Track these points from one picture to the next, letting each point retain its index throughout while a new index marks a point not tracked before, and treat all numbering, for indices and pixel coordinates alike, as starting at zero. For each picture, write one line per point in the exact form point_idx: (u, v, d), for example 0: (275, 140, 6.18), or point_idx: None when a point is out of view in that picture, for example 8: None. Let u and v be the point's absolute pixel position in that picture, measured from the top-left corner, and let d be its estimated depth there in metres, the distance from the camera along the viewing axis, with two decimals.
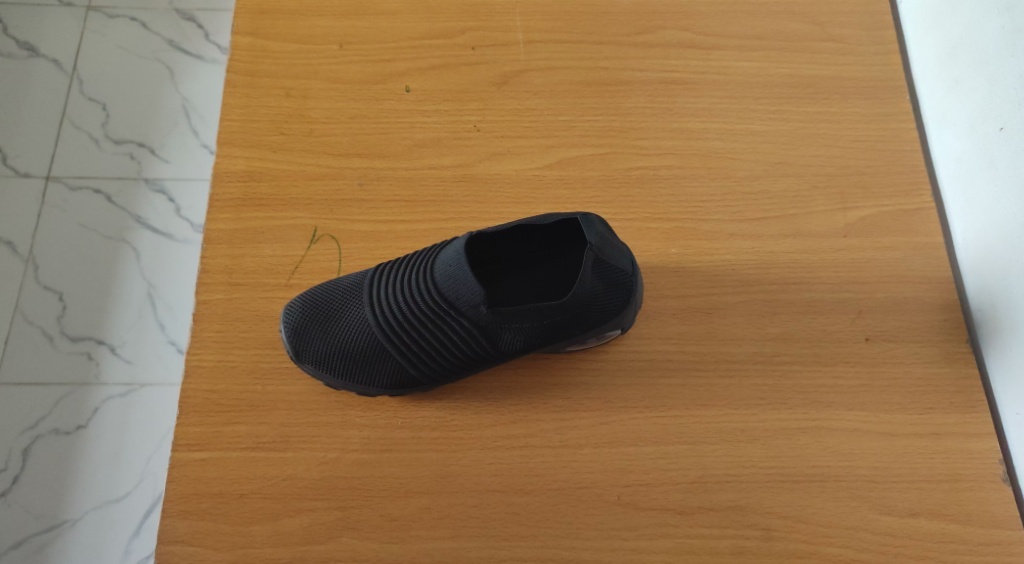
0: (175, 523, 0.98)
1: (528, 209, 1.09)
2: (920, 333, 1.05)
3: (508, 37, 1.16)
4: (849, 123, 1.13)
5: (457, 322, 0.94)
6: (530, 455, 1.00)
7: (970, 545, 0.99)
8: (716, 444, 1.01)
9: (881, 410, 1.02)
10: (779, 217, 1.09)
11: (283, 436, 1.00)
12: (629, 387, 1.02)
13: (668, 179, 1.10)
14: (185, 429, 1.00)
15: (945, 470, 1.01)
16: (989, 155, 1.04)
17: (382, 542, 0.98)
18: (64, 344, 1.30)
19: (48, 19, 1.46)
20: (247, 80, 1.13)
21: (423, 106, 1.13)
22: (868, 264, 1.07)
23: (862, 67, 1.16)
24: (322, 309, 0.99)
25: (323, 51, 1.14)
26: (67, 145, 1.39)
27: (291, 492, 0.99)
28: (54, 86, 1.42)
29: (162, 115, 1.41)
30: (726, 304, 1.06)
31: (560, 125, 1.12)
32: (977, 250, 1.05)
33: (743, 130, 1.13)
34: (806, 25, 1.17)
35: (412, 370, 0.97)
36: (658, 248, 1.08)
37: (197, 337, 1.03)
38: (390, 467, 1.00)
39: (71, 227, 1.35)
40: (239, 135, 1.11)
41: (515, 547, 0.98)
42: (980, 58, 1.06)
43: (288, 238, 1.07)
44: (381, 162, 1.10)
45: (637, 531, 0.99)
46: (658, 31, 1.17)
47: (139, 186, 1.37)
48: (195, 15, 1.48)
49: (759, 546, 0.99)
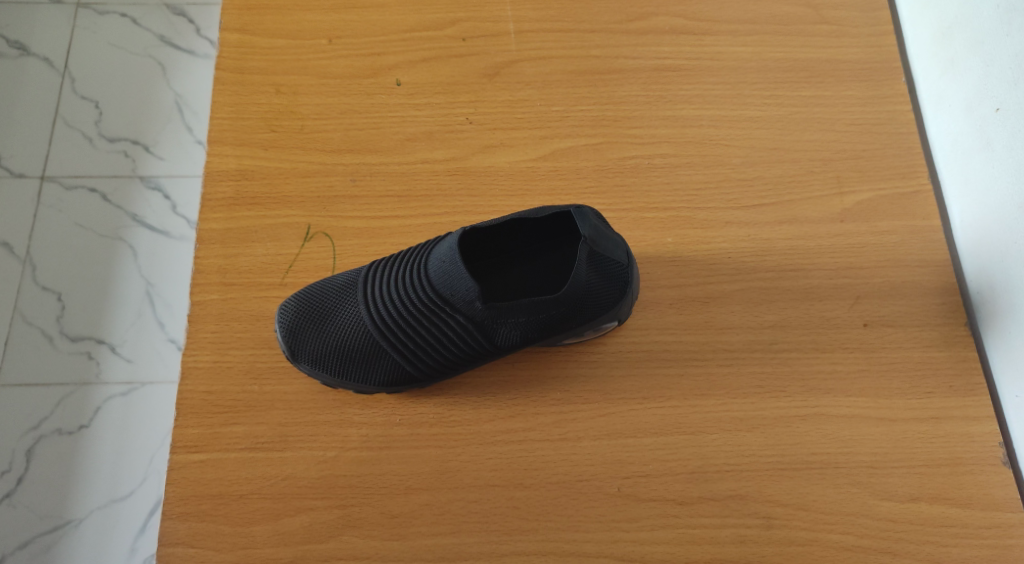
0: (175, 525, 0.98)
1: (522, 202, 1.08)
2: (918, 317, 1.05)
3: (499, 28, 1.15)
4: (845, 106, 1.12)
5: (453, 319, 0.94)
6: (529, 448, 1.00)
7: (971, 529, 0.99)
8: (715, 434, 1.01)
9: (881, 396, 1.02)
10: (775, 203, 1.08)
11: (281, 435, 1.00)
12: (627, 379, 1.02)
13: (662, 168, 1.09)
14: (183, 430, 1.00)
15: (945, 454, 1.00)
16: (986, 137, 1.03)
17: (383, 540, 0.98)
18: (64, 345, 1.30)
19: (38, 17, 1.45)
20: (236, 77, 1.12)
21: (415, 99, 1.12)
22: (865, 250, 1.07)
23: (857, 49, 1.15)
24: (317, 308, 0.99)
25: (312, 47, 1.13)
26: (61, 144, 1.38)
27: (291, 491, 0.99)
28: (47, 85, 1.41)
29: (156, 111, 1.40)
30: (723, 293, 1.05)
31: (553, 115, 1.11)
32: (975, 232, 1.05)
33: (738, 117, 1.12)
34: (800, 8, 1.16)
35: (408, 368, 0.97)
36: (654, 238, 1.07)
37: (192, 338, 1.03)
38: (389, 464, 1.00)
39: (67, 226, 1.34)
40: (230, 133, 1.10)
41: (516, 541, 0.98)
42: (975, 38, 1.05)
43: (281, 237, 1.06)
44: (374, 157, 1.09)
45: (638, 523, 0.98)
46: (650, 17, 1.16)
47: (134, 183, 1.37)
48: (185, 10, 1.47)
49: (760, 534, 0.99)
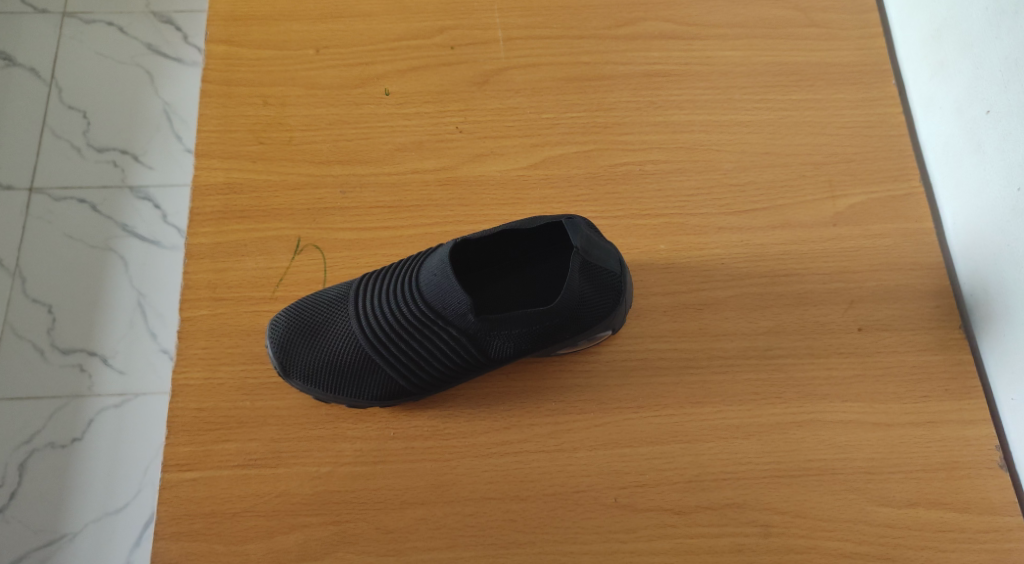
0: (168, 545, 0.97)
1: (514, 210, 1.08)
2: (912, 321, 1.04)
3: (488, 35, 1.14)
4: (836, 109, 1.12)
5: (446, 331, 0.93)
6: (525, 460, 0.99)
7: (969, 533, 0.98)
8: (712, 442, 1.00)
9: (876, 401, 1.02)
10: (768, 208, 1.08)
11: (275, 452, 0.99)
12: (622, 388, 1.02)
13: (654, 174, 1.09)
14: (174, 448, 1.00)
15: (942, 458, 1.00)
16: (976, 139, 1.03)
17: (378, 556, 0.97)
18: (56, 357, 1.29)
19: (24, 26, 1.44)
20: (223, 89, 1.11)
21: (404, 109, 1.11)
22: (858, 254, 1.06)
23: (847, 52, 1.14)
24: (309, 322, 0.98)
25: (300, 57, 1.12)
26: (48, 155, 1.37)
27: (285, 508, 0.98)
28: (33, 95, 1.40)
29: (145, 120, 1.39)
30: (716, 299, 1.05)
31: (544, 123, 1.11)
32: (967, 234, 1.04)
33: (729, 122, 1.11)
34: (789, 11, 1.16)
35: (402, 382, 0.96)
36: (646, 245, 1.06)
37: (183, 355, 1.02)
38: (384, 479, 0.99)
39: (56, 238, 1.33)
40: (217, 146, 1.09)
41: (514, 554, 0.97)
42: (964, 40, 1.04)
43: (272, 250, 1.06)
44: (363, 168, 1.09)
45: (636, 533, 0.98)
46: (639, 22, 1.15)
47: (124, 193, 1.36)
48: (172, 18, 1.46)
49: (758, 543, 0.98)
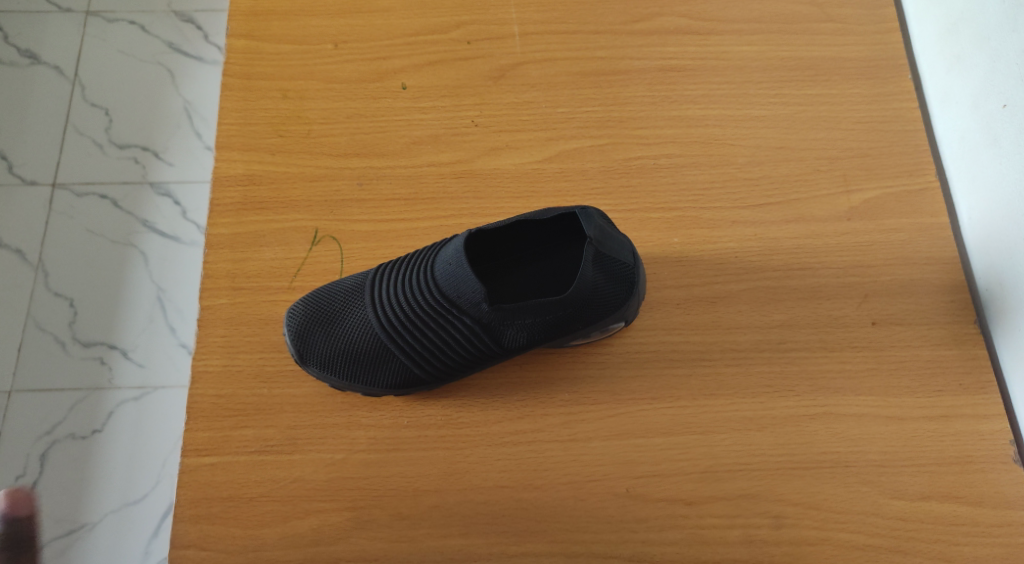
0: (186, 528, 0.98)
1: (529, 204, 1.08)
2: (927, 315, 1.04)
3: (503, 30, 1.15)
4: (851, 104, 1.12)
5: (460, 321, 0.94)
6: (538, 450, 1.00)
7: (982, 527, 0.98)
8: (724, 434, 1.01)
9: (889, 395, 1.02)
10: (782, 202, 1.08)
11: (291, 438, 1.01)
12: (635, 379, 1.02)
13: (668, 168, 1.09)
14: (193, 434, 1.01)
15: (955, 452, 1.00)
16: (992, 133, 1.03)
17: (392, 541, 0.98)
18: (76, 350, 1.30)
19: (49, 25, 1.46)
20: (243, 83, 1.13)
21: (420, 103, 1.12)
22: (872, 248, 1.06)
23: (862, 47, 1.14)
24: (326, 311, 0.99)
25: (318, 52, 1.14)
26: (71, 151, 1.39)
27: (300, 494, 0.99)
28: (57, 92, 1.42)
29: (165, 118, 1.41)
30: (730, 292, 1.05)
31: (559, 117, 1.12)
32: (983, 229, 1.05)
33: (743, 116, 1.12)
34: (805, 7, 1.16)
35: (417, 370, 0.98)
36: (660, 238, 1.07)
37: (202, 342, 1.04)
38: (398, 466, 1.00)
39: (78, 233, 1.35)
40: (237, 138, 1.11)
41: (526, 541, 0.98)
42: (981, 34, 1.05)
43: (290, 241, 1.07)
44: (380, 161, 1.10)
45: (648, 523, 0.99)
46: (655, 18, 1.16)
47: (145, 190, 1.38)
48: (193, 16, 1.48)
49: (771, 534, 0.99)
